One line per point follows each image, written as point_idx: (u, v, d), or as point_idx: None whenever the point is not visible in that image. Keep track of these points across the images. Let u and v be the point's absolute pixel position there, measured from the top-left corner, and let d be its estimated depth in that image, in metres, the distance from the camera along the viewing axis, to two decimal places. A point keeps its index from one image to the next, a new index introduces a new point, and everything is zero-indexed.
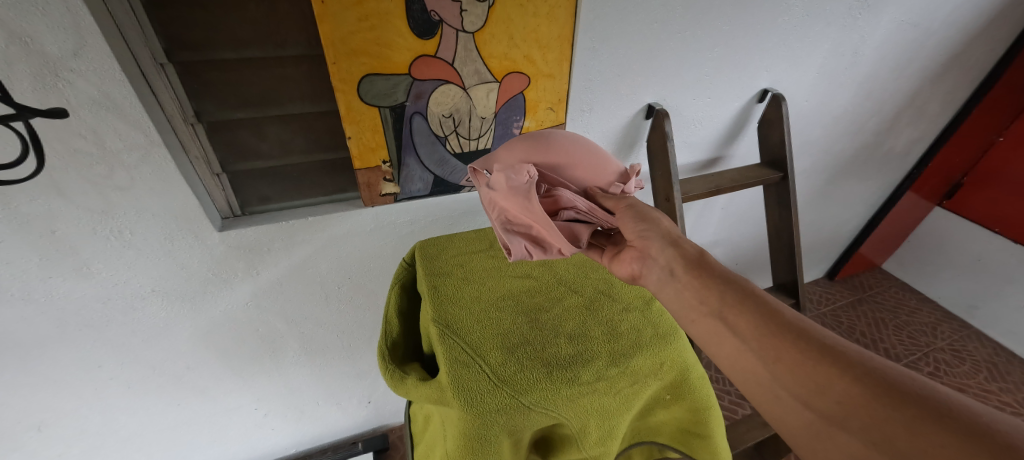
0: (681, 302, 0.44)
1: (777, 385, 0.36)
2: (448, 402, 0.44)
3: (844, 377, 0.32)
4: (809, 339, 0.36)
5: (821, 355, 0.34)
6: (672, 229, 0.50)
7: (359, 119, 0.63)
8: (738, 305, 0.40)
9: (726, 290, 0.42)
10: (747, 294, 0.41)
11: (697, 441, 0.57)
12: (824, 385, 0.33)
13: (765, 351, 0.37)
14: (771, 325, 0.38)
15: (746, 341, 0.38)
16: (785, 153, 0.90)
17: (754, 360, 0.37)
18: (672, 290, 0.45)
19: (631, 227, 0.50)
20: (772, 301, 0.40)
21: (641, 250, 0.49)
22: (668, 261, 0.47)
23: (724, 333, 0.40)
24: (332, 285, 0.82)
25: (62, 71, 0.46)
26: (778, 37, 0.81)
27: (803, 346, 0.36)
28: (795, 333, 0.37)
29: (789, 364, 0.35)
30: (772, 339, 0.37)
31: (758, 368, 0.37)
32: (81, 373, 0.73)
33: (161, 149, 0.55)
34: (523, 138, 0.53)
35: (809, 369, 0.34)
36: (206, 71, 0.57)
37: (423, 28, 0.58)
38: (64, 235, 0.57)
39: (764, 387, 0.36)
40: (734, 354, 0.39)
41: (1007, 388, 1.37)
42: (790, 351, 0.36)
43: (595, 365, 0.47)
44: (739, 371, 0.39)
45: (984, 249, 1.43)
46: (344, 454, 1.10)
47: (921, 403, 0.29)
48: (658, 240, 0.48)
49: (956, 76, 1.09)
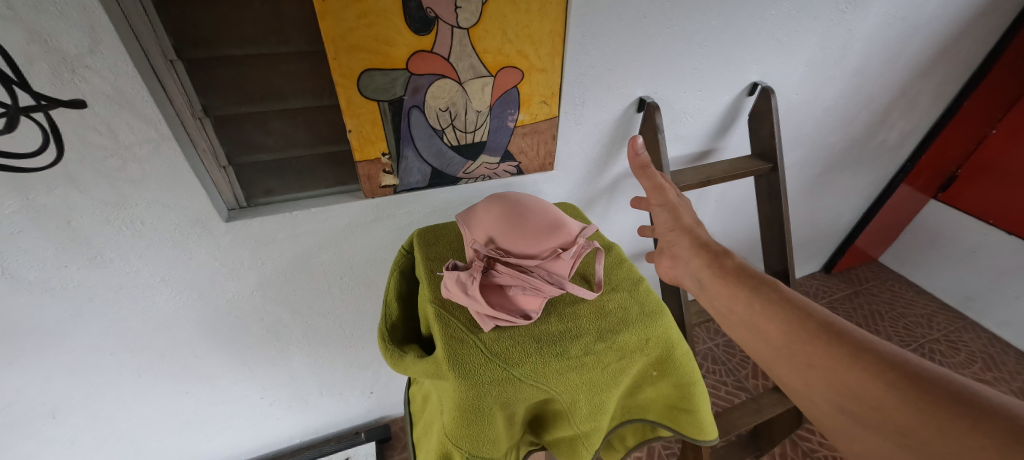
0: (726, 308, 0.55)
1: (811, 387, 0.45)
2: (443, 374, 0.47)
3: (872, 380, 0.41)
4: (838, 341, 0.45)
5: (847, 359, 0.43)
6: (701, 236, 0.63)
7: (359, 113, 0.65)
8: (770, 312, 0.50)
9: (757, 298, 0.52)
10: (778, 302, 0.51)
11: (685, 417, 0.60)
12: (854, 388, 0.42)
13: (799, 357, 0.46)
14: (800, 330, 0.47)
15: (781, 348, 0.48)
16: (774, 145, 0.92)
17: (790, 365, 0.47)
18: (709, 297, 0.57)
19: (671, 230, 0.65)
20: (804, 305, 0.49)
21: (675, 255, 0.64)
22: (698, 269, 0.60)
23: (760, 340, 0.50)
24: (334, 276, 0.85)
25: (79, 67, 0.49)
26: (766, 31, 0.84)
27: (832, 350, 0.44)
28: (826, 336, 0.45)
29: (821, 368, 0.44)
30: (803, 343, 0.46)
31: (793, 372, 0.47)
32: (96, 360, 0.76)
33: (171, 141, 0.58)
34: (489, 200, 0.55)
35: (838, 371, 0.43)
36: (212, 67, 0.59)
37: (420, 24, 0.60)
38: (79, 225, 0.60)
39: (801, 388, 0.46)
40: (771, 358, 0.49)
41: (1003, 378, 1.37)
42: (820, 357, 0.45)
43: (583, 340, 0.49)
44: (780, 371, 0.48)
45: (979, 240, 1.44)
46: (348, 444, 1.13)
47: (940, 400, 0.37)
48: (687, 249, 0.62)
49: (946, 68, 1.10)
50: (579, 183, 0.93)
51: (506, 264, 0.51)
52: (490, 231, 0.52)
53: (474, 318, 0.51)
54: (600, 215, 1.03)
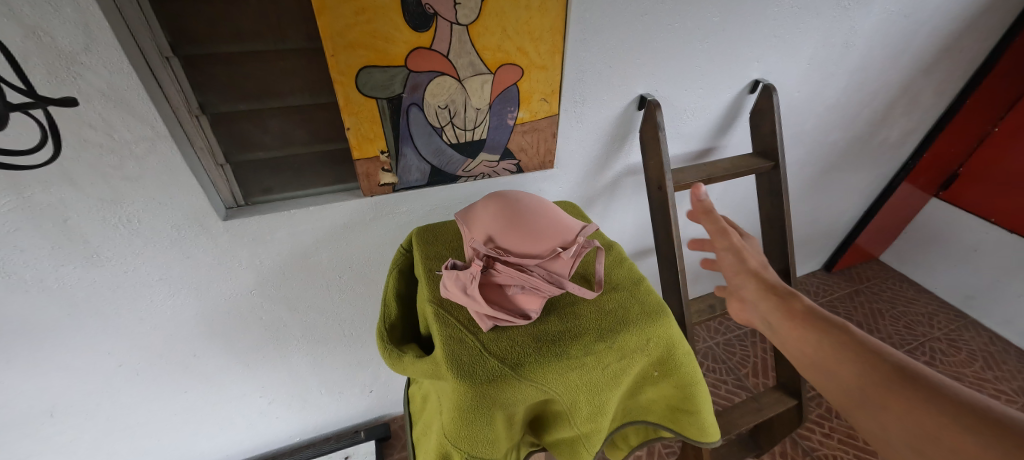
0: (797, 352, 0.51)
1: (889, 434, 0.40)
2: (442, 375, 0.46)
3: (956, 426, 0.36)
4: (917, 384, 0.40)
5: (927, 403, 0.38)
6: (774, 280, 0.59)
7: (358, 110, 0.65)
8: (841, 352, 0.47)
9: (824, 336, 0.49)
10: (849, 342, 0.47)
11: (686, 417, 0.59)
12: (936, 436, 0.37)
13: (872, 399, 0.42)
14: (873, 371, 0.43)
15: (855, 390, 0.44)
16: (775, 143, 0.92)
17: (865, 410, 0.42)
18: (779, 338, 0.54)
19: (738, 273, 0.61)
20: (878, 346, 0.45)
21: (742, 297, 0.61)
22: (766, 309, 0.57)
23: (832, 382, 0.46)
24: (333, 274, 0.84)
25: (73, 65, 0.48)
26: (769, 28, 0.83)
27: (909, 392, 0.40)
28: (904, 377, 0.41)
29: (898, 412, 0.40)
30: (876, 380, 0.42)
31: (870, 417, 0.42)
32: (94, 360, 0.76)
33: (167, 140, 0.57)
34: (489, 199, 0.55)
35: (916, 414, 0.38)
36: (208, 64, 0.59)
37: (418, 21, 0.59)
38: (75, 223, 0.59)
39: (881, 436, 0.41)
40: (847, 403, 0.45)
41: (1004, 377, 1.36)
42: (896, 399, 0.40)
43: (583, 340, 0.49)
44: (858, 418, 0.44)
45: (981, 238, 1.44)
46: (348, 443, 1.13)
47: None
48: (754, 289, 0.59)
49: (949, 65, 1.10)
50: (579, 181, 0.93)
51: (505, 263, 0.51)
52: (490, 230, 0.52)
53: (473, 318, 0.50)
54: (600, 214, 1.03)
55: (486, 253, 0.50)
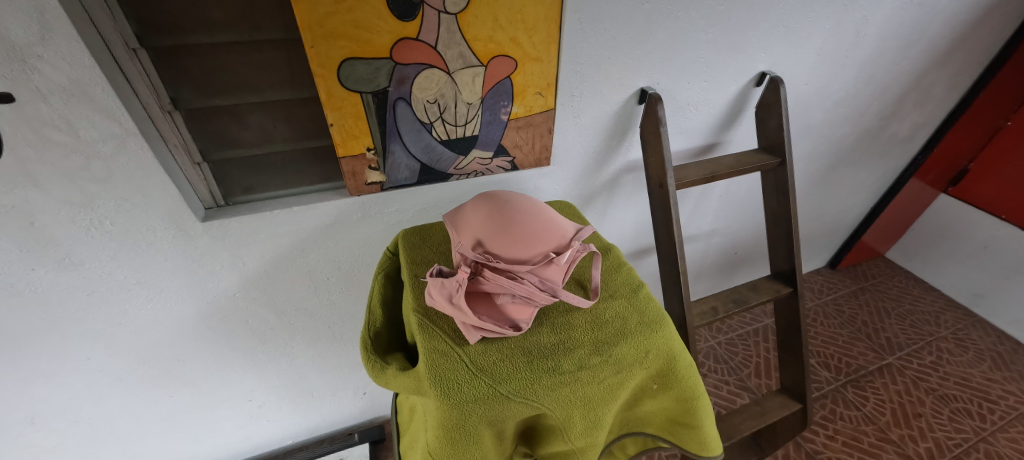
0: None
1: None
2: (425, 391, 0.43)
3: None
4: None
5: None
6: None
7: (341, 105, 0.61)
8: None
9: None
10: None
11: (686, 431, 0.56)
12: None
13: None
14: None
15: None
16: (782, 138, 0.88)
17: None
18: None
19: None
20: None
21: None
22: None
23: None
24: (321, 276, 0.81)
25: (29, 58, 0.44)
26: (777, 17, 0.79)
27: None
28: None
29: None
30: None
31: None
32: (73, 365, 0.74)
33: (138, 138, 0.54)
34: (479, 200, 0.52)
35: None
36: (180, 57, 0.55)
37: (404, 9, 0.55)
38: (43, 226, 0.56)
39: None
40: None
41: (1013, 378, 1.32)
42: None
43: (578, 353, 0.46)
44: None
45: (991, 235, 1.40)
46: (340, 446, 1.11)
47: None
48: None
49: (964, 56, 1.05)
50: (578, 179, 0.89)
51: (494, 269, 0.47)
52: (479, 234, 0.48)
53: (459, 328, 0.47)
54: (599, 212, 0.99)
55: (474, 259, 0.47)
